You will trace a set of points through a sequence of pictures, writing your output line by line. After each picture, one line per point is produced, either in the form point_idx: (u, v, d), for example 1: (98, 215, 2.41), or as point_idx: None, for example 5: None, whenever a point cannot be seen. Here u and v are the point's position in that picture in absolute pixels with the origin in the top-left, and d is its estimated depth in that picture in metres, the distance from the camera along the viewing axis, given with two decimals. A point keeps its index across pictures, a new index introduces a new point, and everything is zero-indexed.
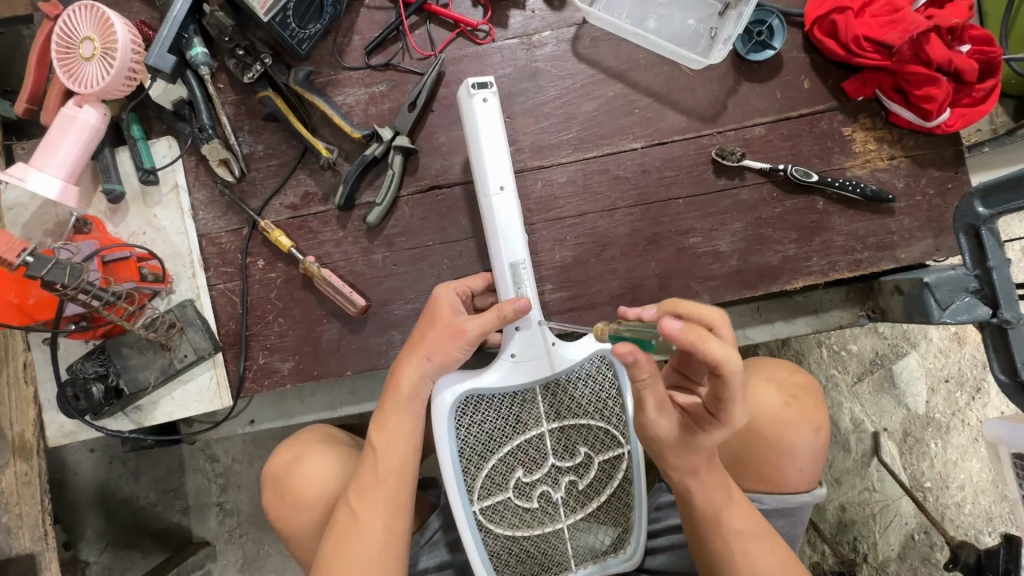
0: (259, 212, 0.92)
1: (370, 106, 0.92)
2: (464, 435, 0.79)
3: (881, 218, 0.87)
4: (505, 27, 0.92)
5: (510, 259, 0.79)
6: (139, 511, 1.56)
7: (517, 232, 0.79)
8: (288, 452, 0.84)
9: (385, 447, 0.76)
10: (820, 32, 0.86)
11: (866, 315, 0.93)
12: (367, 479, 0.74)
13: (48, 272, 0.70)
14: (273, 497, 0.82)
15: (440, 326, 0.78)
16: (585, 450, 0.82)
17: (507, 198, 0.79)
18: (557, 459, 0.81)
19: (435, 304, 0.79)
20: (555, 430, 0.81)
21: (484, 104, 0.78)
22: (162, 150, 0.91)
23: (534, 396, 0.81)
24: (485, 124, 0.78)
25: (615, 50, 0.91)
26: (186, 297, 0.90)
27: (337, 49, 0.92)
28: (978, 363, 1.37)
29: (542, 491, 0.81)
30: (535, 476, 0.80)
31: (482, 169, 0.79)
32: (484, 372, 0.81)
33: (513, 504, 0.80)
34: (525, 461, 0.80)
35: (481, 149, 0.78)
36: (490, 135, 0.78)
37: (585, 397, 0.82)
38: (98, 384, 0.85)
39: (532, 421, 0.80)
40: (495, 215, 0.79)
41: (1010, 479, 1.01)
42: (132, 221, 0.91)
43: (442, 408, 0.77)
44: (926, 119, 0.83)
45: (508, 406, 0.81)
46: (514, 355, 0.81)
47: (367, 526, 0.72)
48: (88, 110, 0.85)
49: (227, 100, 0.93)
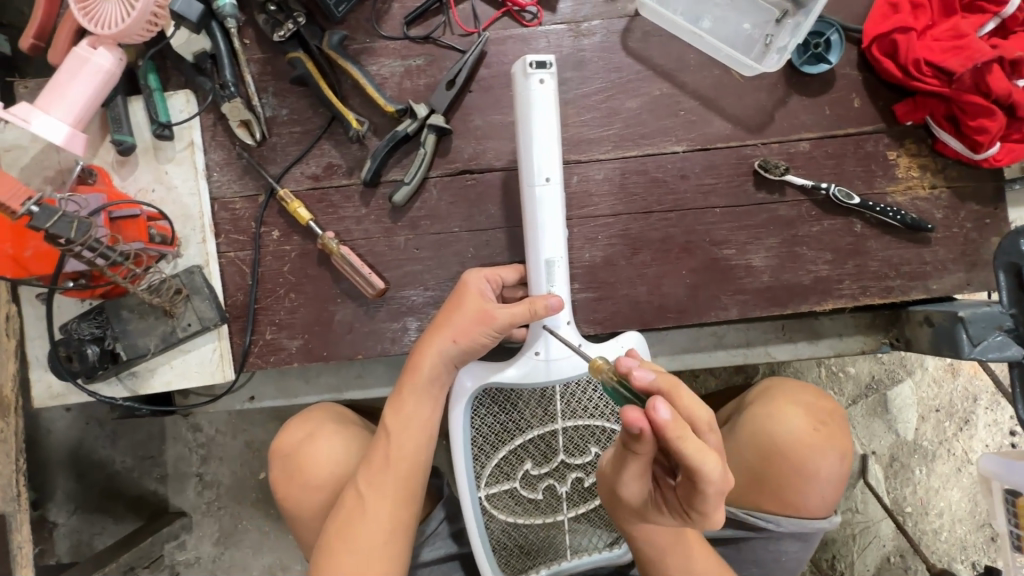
0: (278, 179, 0.87)
1: (405, 79, 0.87)
2: (477, 422, 0.78)
3: (917, 247, 0.86)
4: (554, 11, 0.88)
5: (545, 256, 0.76)
6: (113, 476, 1.50)
7: (555, 228, 0.76)
8: (301, 428, 0.77)
9: (399, 432, 0.72)
10: (879, 50, 0.82)
11: (889, 343, 0.92)
12: (379, 462, 0.70)
13: (53, 224, 0.63)
14: (280, 476, 0.76)
15: (468, 313, 0.73)
16: (597, 450, 0.79)
17: (553, 190, 0.76)
18: (566, 456, 0.79)
19: (463, 288, 0.75)
20: (569, 428, 0.78)
21: (532, 86, 0.73)
22: (179, 104, 0.86)
23: (552, 394, 0.79)
24: (540, 108, 0.74)
25: (666, 47, 0.87)
26: (193, 263, 0.85)
27: (375, 16, 0.87)
28: (968, 396, 1.40)
29: (548, 484, 0.79)
30: (543, 469, 0.79)
31: (531, 157, 0.75)
32: (504, 364, 0.78)
33: (517, 494, 0.79)
34: (534, 454, 0.79)
35: (531, 132, 0.74)
36: (545, 119, 0.74)
37: (604, 400, 0.79)
38: (93, 346, 0.80)
39: (547, 417, 0.78)
40: (535, 207, 0.76)
41: (998, 513, 0.94)
42: (142, 176, 0.85)
43: (459, 386, 0.76)
44: (975, 151, 0.81)
45: (524, 398, 0.79)
46: (537, 353, 0.78)
47: (374, 514, 0.68)
48: (102, 53, 0.79)
49: (252, 58, 0.87)
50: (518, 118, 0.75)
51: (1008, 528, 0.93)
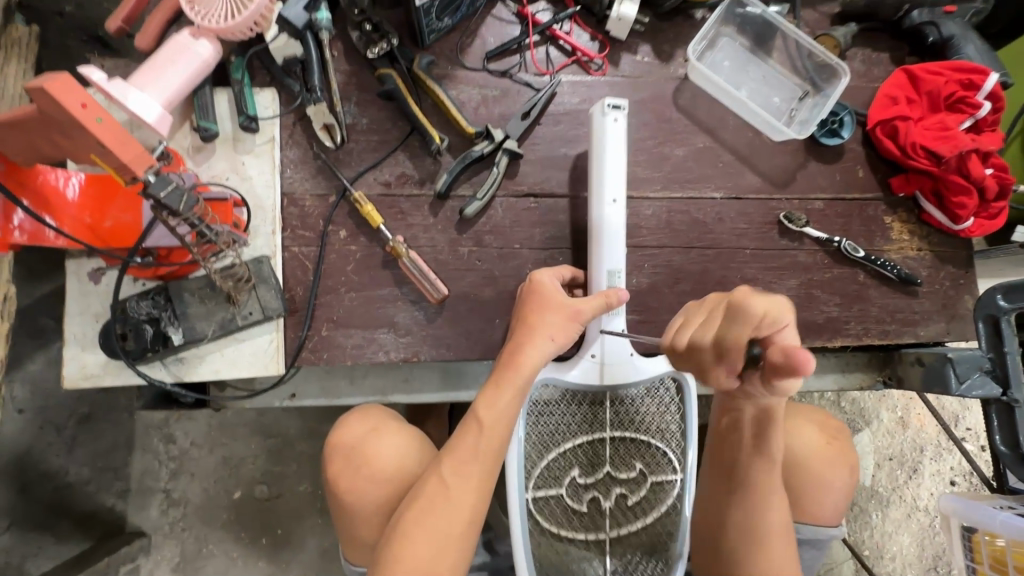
0: (352, 182, 0.91)
1: (481, 106, 0.95)
2: (534, 423, 0.82)
3: (907, 299, 1.00)
4: (617, 66, 1.00)
5: (608, 265, 0.84)
6: (62, 488, 1.34)
7: (616, 241, 0.84)
8: (366, 424, 0.82)
9: (490, 423, 0.71)
10: (882, 132, 0.99)
11: (882, 381, 1.05)
12: (467, 449, 0.70)
13: (167, 195, 0.63)
14: (343, 466, 0.80)
15: (557, 306, 0.76)
16: (640, 466, 0.83)
17: (617, 211, 0.84)
18: (611, 467, 0.83)
19: (543, 287, 0.78)
20: (616, 440, 0.83)
21: (613, 120, 0.83)
22: (265, 101, 0.89)
23: (602, 401, 0.84)
24: (615, 135, 0.83)
25: (709, 107, 1.01)
26: (260, 253, 0.86)
27: (459, 48, 0.96)
28: (916, 447, 1.56)
29: (592, 496, 0.83)
30: (588, 478, 0.83)
31: (601, 176, 0.84)
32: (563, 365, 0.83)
33: (563, 501, 0.82)
34: (582, 462, 0.83)
35: (604, 156, 0.84)
36: (615, 151, 0.84)
37: (648, 415, 0.84)
38: (150, 326, 0.80)
39: (596, 425, 0.83)
40: (605, 225, 0.84)
41: (957, 552, 1.00)
42: (216, 164, 0.87)
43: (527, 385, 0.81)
44: (954, 222, 0.98)
45: (579, 397, 0.84)
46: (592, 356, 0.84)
47: (458, 500, 0.69)
48: (204, 43, 0.82)
49: (340, 68, 0.93)
50: (594, 145, 0.84)
51: (965, 565, 0.99)
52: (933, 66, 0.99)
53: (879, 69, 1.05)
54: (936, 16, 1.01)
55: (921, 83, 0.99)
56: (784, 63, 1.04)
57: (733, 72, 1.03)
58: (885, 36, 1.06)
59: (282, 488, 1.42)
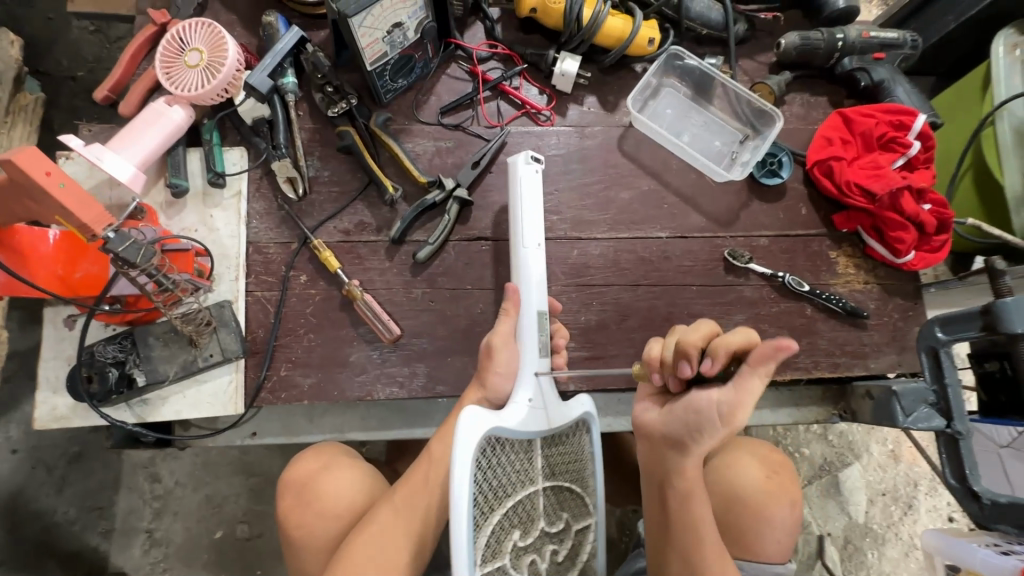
0: (313, 231, 0.97)
1: (435, 157, 1.02)
2: (482, 475, 0.71)
3: (856, 331, 1.02)
4: (564, 116, 1.06)
5: (538, 309, 0.89)
6: (50, 528, 1.37)
7: (540, 292, 0.90)
8: (316, 460, 0.87)
9: (440, 456, 0.81)
10: (819, 171, 1.04)
11: (838, 414, 1.07)
12: (420, 476, 0.80)
13: (124, 249, 0.69)
14: (294, 502, 0.85)
15: (501, 368, 0.84)
16: (567, 516, 0.80)
17: (540, 254, 0.91)
18: (546, 523, 0.77)
19: (498, 342, 0.84)
20: (548, 490, 0.79)
21: (533, 172, 0.91)
22: (234, 158, 0.97)
23: (534, 449, 0.80)
24: (528, 187, 0.90)
25: (652, 152, 1.07)
26: (223, 298, 0.92)
27: (415, 104, 1.03)
28: (910, 481, 1.53)
29: (530, 560, 0.75)
30: (528, 539, 0.75)
31: (521, 224, 0.90)
32: (510, 414, 0.79)
33: (507, 573, 0.71)
34: (520, 522, 0.75)
35: (521, 206, 0.90)
36: (531, 195, 0.90)
37: (568, 459, 0.83)
38: (114, 369, 0.84)
39: (529, 476, 0.78)
40: (523, 272, 0.89)
41: None
42: (187, 217, 0.94)
43: (466, 431, 0.70)
44: (896, 256, 1.01)
45: (517, 447, 0.79)
46: (532, 400, 0.83)
47: (400, 524, 0.77)
48: (177, 110, 0.91)
49: (304, 126, 1.01)
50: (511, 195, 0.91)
51: None
52: (865, 109, 1.04)
53: (818, 112, 1.11)
54: (866, 62, 1.08)
55: (855, 125, 1.03)
56: (724, 109, 1.11)
57: (676, 120, 1.10)
58: (821, 81, 1.12)
59: (262, 527, 1.43)
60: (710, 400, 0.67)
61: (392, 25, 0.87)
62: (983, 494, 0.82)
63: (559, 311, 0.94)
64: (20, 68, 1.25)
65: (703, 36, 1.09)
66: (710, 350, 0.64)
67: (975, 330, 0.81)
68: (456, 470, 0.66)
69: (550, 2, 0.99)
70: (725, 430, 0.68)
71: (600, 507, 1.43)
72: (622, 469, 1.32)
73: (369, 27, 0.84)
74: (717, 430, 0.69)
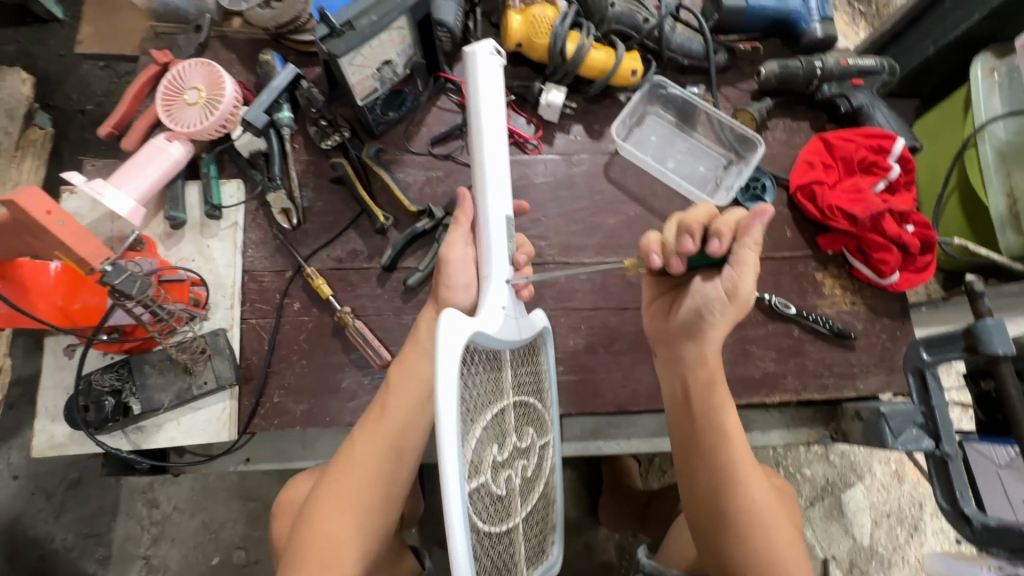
0: (306, 259, 0.99)
1: (426, 186, 1.05)
2: (466, 381, 0.60)
3: (845, 352, 1.03)
4: (552, 144, 1.09)
5: (503, 213, 0.82)
6: (49, 555, 1.38)
7: (502, 188, 0.82)
8: (307, 481, 0.90)
9: (398, 388, 0.80)
10: (802, 196, 1.05)
11: (829, 435, 1.07)
12: (376, 412, 0.79)
13: (121, 282, 0.71)
14: (287, 524, 0.87)
15: (455, 279, 0.82)
16: (534, 433, 0.74)
17: (501, 153, 0.82)
18: (516, 438, 0.69)
19: (451, 248, 0.81)
20: (515, 405, 0.70)
21: (495, 65, 0.81)
22: (231, 190, 1.00)
23: (502, 361, 0.70)
24: (486, 76, 0.80)
25: (638, 178, 1.09)
26: (218, 326, 0.94)
27: (406, 135, 1.07)
28: (915, 502, 1.51)
29: (508, 474, 0.66)
30: (505, 454, 0.66)
31: (479, 121, 0.80)
32: (487, 320, 0.67)
33: (490, 489, 0.62)
34: (497, 435, 0.65)
35: (479, 104, 0.80)
36: (490, 89, 0.80)
37: (526, 375, 0.76)
38: (110, 397, 0.86)
39: (499, 391, 0.67)
40: (484, 175, 0.80)
41: None
42: (184, 248, 0.97)
43: (446, 343, 0.55)
44: (881, 277, 1.02)
45: (489, 356, 0.67)
46: (506, 310, 0.75)
47: (364, 463, 0.75)
48: (176, 145, 0.94)
49: (299, 158, 1.04)
50: (468, 90, 0.81)
51: None
52: (846, 133, 1.06)
53: (800, 136, 1.13)
54: (845, 88, 1.10)
55: (836, 149, 1.05)
56: (708, 135, 1.14)
57: (660, 146, 1.13)
58: (801, 107, 1.15)
59: (260, 553, 1.43)
60: (715, 284, 0.74)
61: (382, 62, 0.91)
62: (973, 517, 0.81)
63: (528, 209, 0.96)
64: (31, 105, 1.30)
65: (685, 66, 1.13)
66: (713, 231, 0.66)
67: (960, 350, 0.81)
68: (439, 377, 0.53)
69: (534, 37, 1.02)
70: (734, 308, 0.74)
71: (599, 530, 1.42)
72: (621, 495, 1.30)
73: (359, 65, 0.88)
74: (729, 312, 0.75)
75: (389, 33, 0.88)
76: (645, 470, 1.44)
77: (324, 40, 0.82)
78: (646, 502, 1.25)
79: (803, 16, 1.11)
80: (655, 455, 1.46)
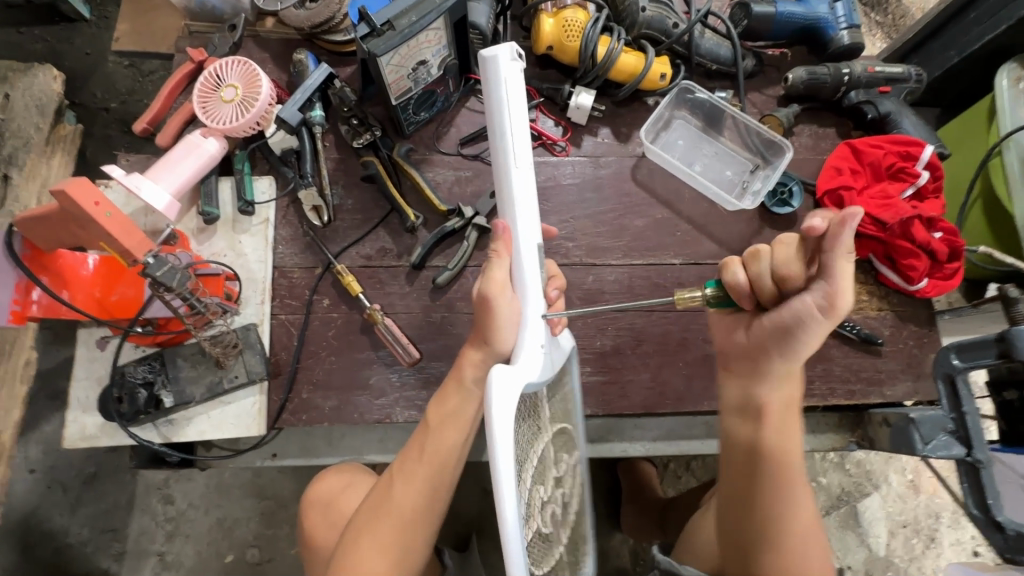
0: (336, 256, 1.00)
1: (455, 185, 1.06)
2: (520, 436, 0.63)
3: (871, 357, 1.03)
4: (579, 146, 1.10)
5: (535, 241, 0.76)
6: (64, 550, 1.38)
7: (532, 212, 0.76)
8: (338, 479, 0.90)
9: (437, 428, 0.76)
10: (830, 201, 1.06)
11: (855, 441, 1.08)
12: (415, 452, 0.76)
13: (162, 273, 0.72)
14: (317, 518, 0.88)
15: (502, 323, 0.72)
16: (568, 462, 0.79)
17: (524, 171, 0.75)
18: (554, 472, 0.74)
19: (492, 292, 0.72)
20: (552, 441, 0.75)
21: (518, 73, 0.73)
22: (263, 186, 1.01)
23: (538, 400, 0.72)
24: (512, 88, 0.73)
25: (665, 182, 1.10)
26: (248, 321, 0.95)
27: (436, 135, 1.08)
28: (931, 513, 1.50)
29: (551, 512, 0.71)
30: (546, 490, 0.70)
31: (501, 133, 0.74)
32: (528, 368, 0.68)
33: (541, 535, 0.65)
34: (540, 477, 0.69)
35: (503, 112, 0.74)
36: (513, 97, 0.73)
37: (557, 409, 0.79)
38: (144, 390, 0.88)
39: (540, 430, 0.71)
40: (514, 208, 0.75)
41: None
42: (217, 242, 0.98)
43: (499, 401, 0.57)
44: (909, 283, 1.02)
45: (530, 406, 0.68)
46: (544, 346, 0.72)
47: (400, 503, 0.73)
48: (212, 141, 0.95)
49: (330, 156, 1.05)
50: (489, 100, 0.74)
51: None
52: (873, 140, 1.07)
53: (826, 143, 1.14)
54: (873, 95, 1.10)
55: (863, 155, 1.06)
56: (734, 140, 1.14)
57: (687, 151, 1.14)
58: (828, 113, 1.16)
59: (273, 552, 1.42)
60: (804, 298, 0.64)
61: (417, 62, 0.92)
62: (1007, 525, 0.81)
63: (555, 236, 0.97)
64: (61, 101, 1.31)
65: (712, 71, 1.14)
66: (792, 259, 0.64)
67: (992, 357, 0.82)
68: (495, 437, 0.54)
69: (566, 40, 1.03)
70: (832, 322, 0.64)
71: (613, 536, 1.42)
72: (643, 501, 1.30)
73: (396, 65, 0.89)
74: (821, 325, 0.65)
75: (426, 34, 0.88)
76: (661, 474, 1.44)
77: (365, 39, 0.84)
78: (666, 504, 1.25)
79: (831, 24, 1.12)
80: (671, 460, 1.46)
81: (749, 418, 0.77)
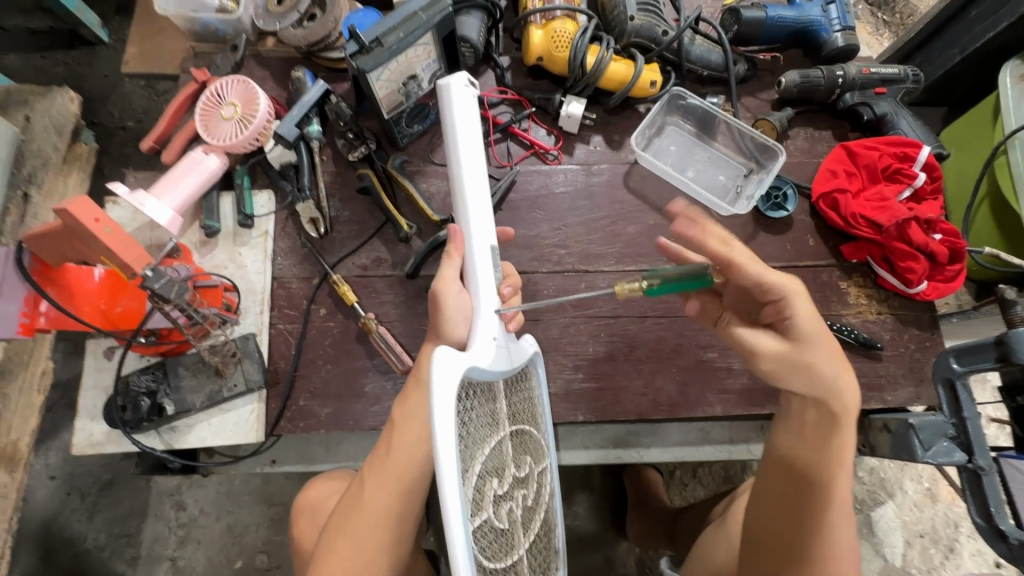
0: (333, 266, 1.03)
1: (448, 196, 1.08)
2: (466, 417, 0.61)
3: (871, 362, 1.01)
4: (572, 154, 1.11)
5: (488, 243, 0.80)
6: (82, 554, 1.42)
7: (485, 216, 0.80)
8: (332, 485, 0.92)
9: (403, 424, 0.76)
10: (825, 204, 1.05)
11: (856, 448, 1.06)
12: (382, 454, 0.76)
13: (160, 286, 0.75)
14: (310, 525, 0.89)
15: (453, 316, 0.75)
16: (533, 463, 0.75)
17: (478, 175, 0.81)
18: (515, 468, 0.70)
19: (442, 287, 0.75)
20: (513, 434, 0.71)
21: (471, 97, 0.81)
22: (262, 201, 1.04)
23: (495, 394, 0.70)
24: (461, 107, 0.80)
25: (658, 188, 1.10)
26: (247, 330, 0.97)
27: (430, 147, 1.10)
28: (949, 522, 1.46)
29: (510, 508, 0.67)
30: (505, 486, 0.67)
31: (454, 148, 0.80)
32: (478, 354, 0.68)
33: (494, 525, 0.63)
34: (496, 470, 0.66)
35: (455, 134, 0.80)
36: (465, 120, 0.80)
37: (523, 404, 0.76)
38: (146, 398, 0.90)
39: (497, 422, 0.68)
40: (467, 208, 0.80)
41: None
42: (218, 255, 1.01)
43: (439, 381, 0.56)
44: (908, 286, 1.00)
45: (478, 393, 0.66)
46: (497, 340, 0.73)
47: (371, 505, 0.73)
48: (212, 157, 0.99)
49: (327, 170, 1.08)
50: (444, 119, 0.82)
51: None
52: (869, 141, 1.05)
53: (822, 145, 1.13)
54: (867, 96, 1.10)
55: (859, 157, 1.05)
56: (728, 145, 1.14)
57: (679, 157, 1.14)
58: (823, 116, 1.15)
59: (281, 558, 1.44)
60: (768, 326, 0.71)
61: (407, 77, 0.95)
62: (1010, 535, 0.77)
63: (512, 236, 0.97)
64: (78, 122, 1.36)
65: (704, 77, 1.14)
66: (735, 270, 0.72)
67: (991, 361, 0.79)
68: (435, 413, 0.54)
69: (555, 51, 1.05)
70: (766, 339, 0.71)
71: (618, 544, 1.41)
72: (649, 509, 1.29)
73: (386, 80, 0.92)
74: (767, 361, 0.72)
75: (414, 50, 0.91)
76: (667, 482, 1.43)
77: (354, 56, 0.86)
78: (676, 515, 1.23)
79: (823, 26, 1.11)
80: (677, 467, 1.44)
81: (800, 432, 0.73)
